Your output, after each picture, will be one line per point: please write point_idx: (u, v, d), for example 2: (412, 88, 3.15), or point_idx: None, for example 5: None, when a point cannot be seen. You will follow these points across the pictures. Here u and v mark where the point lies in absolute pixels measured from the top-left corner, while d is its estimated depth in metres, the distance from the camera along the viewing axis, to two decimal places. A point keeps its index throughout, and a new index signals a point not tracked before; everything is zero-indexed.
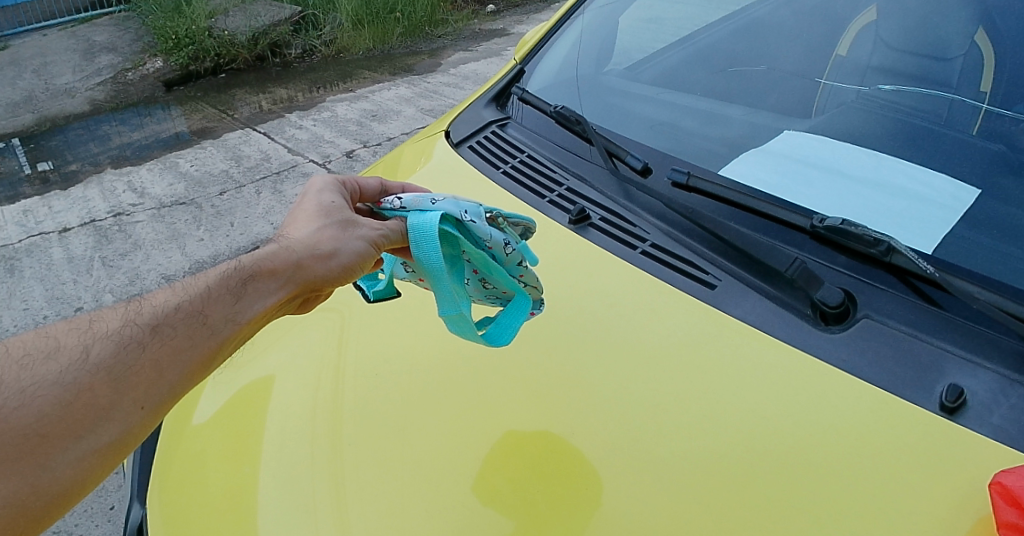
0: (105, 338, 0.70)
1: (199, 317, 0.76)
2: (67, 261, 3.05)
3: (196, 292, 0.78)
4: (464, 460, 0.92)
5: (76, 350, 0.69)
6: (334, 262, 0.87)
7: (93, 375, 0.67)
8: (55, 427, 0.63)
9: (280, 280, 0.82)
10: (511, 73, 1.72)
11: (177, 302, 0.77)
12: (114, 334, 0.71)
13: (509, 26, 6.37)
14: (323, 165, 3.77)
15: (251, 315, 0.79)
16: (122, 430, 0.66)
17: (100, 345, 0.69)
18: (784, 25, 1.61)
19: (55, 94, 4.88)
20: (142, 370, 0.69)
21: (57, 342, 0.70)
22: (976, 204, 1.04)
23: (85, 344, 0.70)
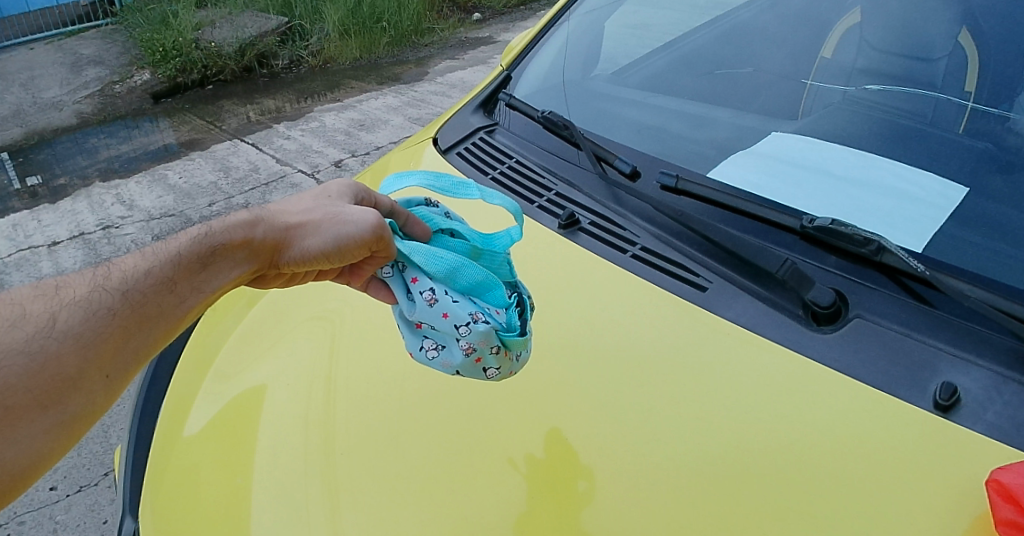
0: (73, 305, 0.69)
1: (168, 286, 0.75)
2: (56, 273, 3.01)
3: (167, 257, 0.77)
4: (457, 467, 0.91)
5: (44, 319, 0.67)
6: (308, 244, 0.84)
7: (60, 343, 0.66)
8: (22, 399, 0.63)
9: (246, 251, 0.81)
10: (497, 80, 1.72)
11: (147, 269, 0.75)
12: (83, 301, 0.70)
13: (494, 34, 6.40)
14: (312, 175, 3.76)
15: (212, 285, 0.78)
16: (90, 400, 0.67)
17: (68, 312, 0.68)
18: (769, 29, 1.63)
19: (42, 107, 4.84)
20: (111, 340, 0.68)
21: (24, 309, 0.68)
22: (964, 202, 1.05)
23: (53, 311, 0.69)
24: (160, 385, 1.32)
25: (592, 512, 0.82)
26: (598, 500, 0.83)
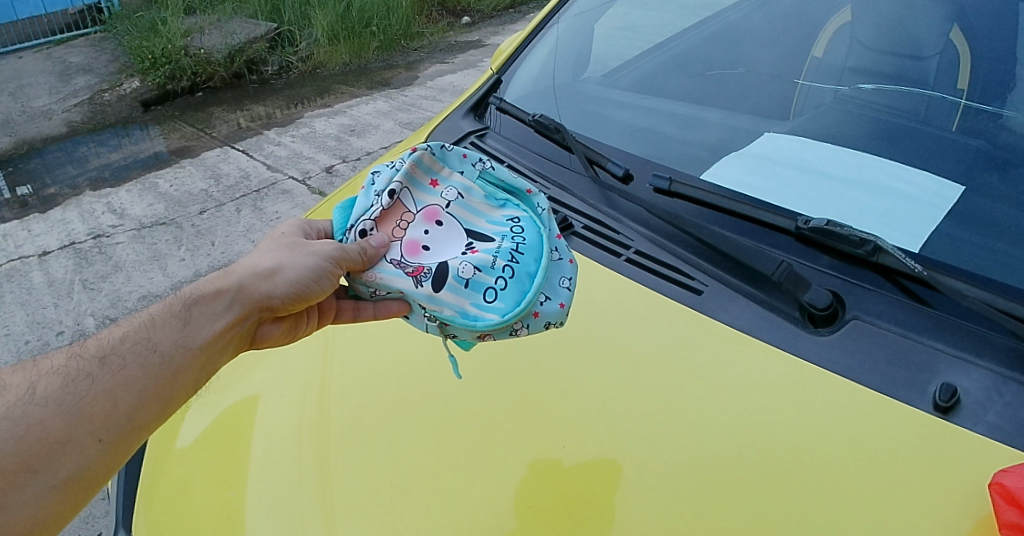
0: (52, 374, 0.74)
1: (148, 344, 0.79)
2: (48, 284, 2.97)
3: (145, 323, 0.81)
4: (454, 476, 0.89)
5: (24, 389, 0.72)
6: (280, 283, 0.88)
7: (43, 410, 0.71)
8: (8, 463, 0.66)
9: (225, 305, 0.85)
10: (488, 83, 1.71)
11: (124, 338, 0.79)
12: (62, 370, 0.75)
13: (485, 38, 6.40)
14: (303, 182, 3.73)
15: (198, 340, 0.81)
16: (80, 463, 0.70)
17: (46, 381, 0.73)
18: (759, 30, 1.62)
19: (32, 116, 4.80)
20: (93, 403, 0.72)
21: (4, 382, 0.74)
22: (960, 201, 1.04)
23: (34, 382, 0.74)
24: None
25: (592, 520, 0.80)
26: (599, 508, 0.82)
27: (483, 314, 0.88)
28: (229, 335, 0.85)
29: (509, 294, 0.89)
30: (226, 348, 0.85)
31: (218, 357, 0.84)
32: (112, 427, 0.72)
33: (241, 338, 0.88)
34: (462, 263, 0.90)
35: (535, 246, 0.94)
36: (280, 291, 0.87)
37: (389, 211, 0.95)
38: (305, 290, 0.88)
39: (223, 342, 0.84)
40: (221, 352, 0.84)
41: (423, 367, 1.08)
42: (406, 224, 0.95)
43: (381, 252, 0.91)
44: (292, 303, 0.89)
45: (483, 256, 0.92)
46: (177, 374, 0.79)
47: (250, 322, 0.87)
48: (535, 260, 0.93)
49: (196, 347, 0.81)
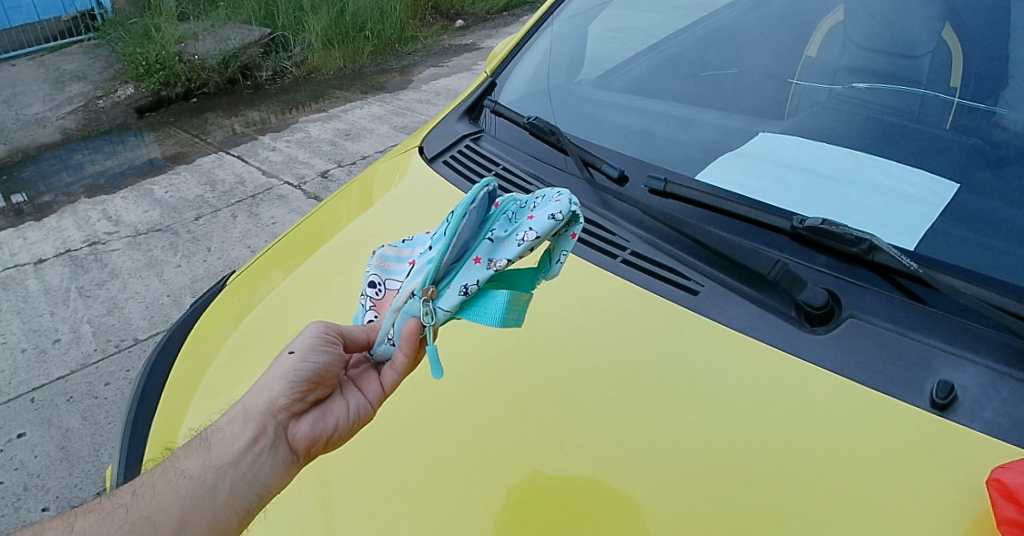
0: (90, 515, 0.77)
1: (180, 472, 0.81)
2: (44, 292, 2.96)
3: (170, 464, 0.83)
4: (451, 481, 0.89)
5: (62, 527, 0.75)
6: (275, 382, 0.87)
7: None
8: None
9: (241, 424, 0.84)
10: (482, 86, 1.71)
11: (162, 472, 0.81)
12: (99, 511, 0.77)
13: (479, 41, 6.41)
14: (299, 187, 3.73)
15: (228, 455, 0.81)
16: None
17: (85, 519, 0.76)
18: (752, 31, 1.63)
19: (26, 124, 4.78)
20: (131, 529, 0.74)
21: (44, 522, 0.76)
22: (954, 199, 1.05)
23: (74, 521, 0.77)
24: (150, 402, 1.29)
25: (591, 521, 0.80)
26: (598, 509, 0.81)
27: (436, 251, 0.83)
28: (261, 447, 0.82)
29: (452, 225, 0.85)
30: (268, 460, 0.82)
31: (259, 467, 0.81)
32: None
33: (280, 449, 0.84)
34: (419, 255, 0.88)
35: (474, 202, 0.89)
36: (279, 388, 0.86)
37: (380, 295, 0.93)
38: (309, 374, 0.87)
39: (258, 452, 0.82)
40: (257, 462, 0.82)
41: (421, 370, 1.07)
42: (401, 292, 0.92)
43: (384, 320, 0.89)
44: (299, 391, 0.87)
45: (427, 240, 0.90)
46: (214, 493, 0.79)
47: (275, 429, 0.85)
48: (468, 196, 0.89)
49: (228, 460, 0.80)
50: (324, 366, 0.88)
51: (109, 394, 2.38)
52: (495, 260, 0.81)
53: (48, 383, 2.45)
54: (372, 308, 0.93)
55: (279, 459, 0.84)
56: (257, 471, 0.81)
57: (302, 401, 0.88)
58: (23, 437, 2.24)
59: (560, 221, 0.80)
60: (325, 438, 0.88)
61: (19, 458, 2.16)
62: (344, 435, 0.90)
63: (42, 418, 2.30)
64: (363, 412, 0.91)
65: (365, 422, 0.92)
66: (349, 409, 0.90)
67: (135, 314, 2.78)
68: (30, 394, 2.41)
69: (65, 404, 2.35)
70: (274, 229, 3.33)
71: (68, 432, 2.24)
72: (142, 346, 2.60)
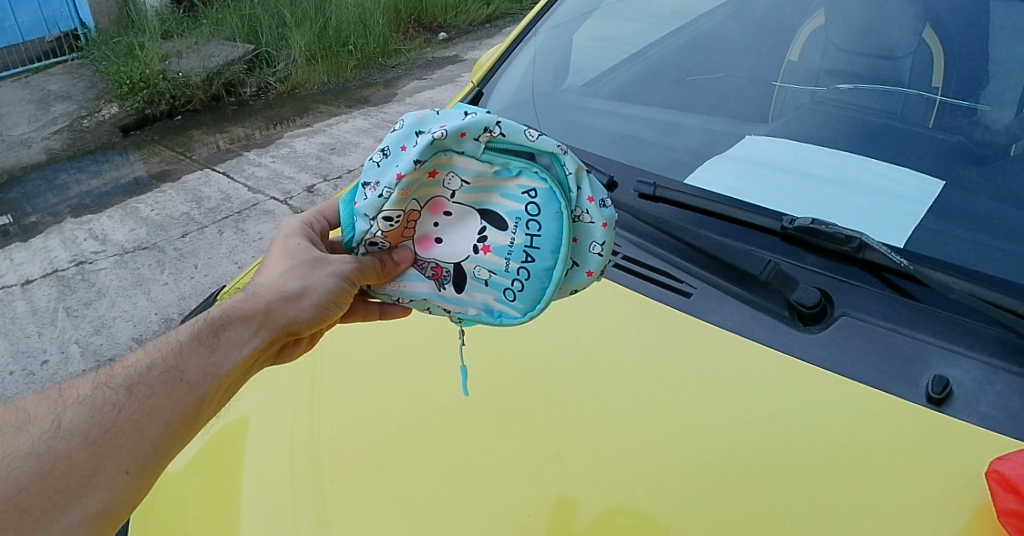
0: (78, 405, 0.70)
1: (168, 370, 0.75)
2: (31, 313, 2.92)
3: (167, 348, 0.77)
4: (451, 491, 0.88)
5: (49, 420, 0.68)
6: (307, 305, 0.86)
7: (69, 443, 0.67)
8: (38, 497, 0.62)
9: (252, 330, 0.81)
10: (468, 96, 1.71)
11: (148, 360, 0.75)
12: (87, 400, 0.71)
13: (461, 53, 6.44)
14: (285, 202, 3.71)
15: (229, 367, 0.78)
16: (109, 496, 0.66)
17: (73, 412, 0.69)
18: (734, 39, 1.66)
19: (10, 146, 4.74)
20: (121, 434, 0.68)
21: (28, 414, 0.69)
22: (941, 196, 1.06)
23: (57, 412, 0.70)
24: None
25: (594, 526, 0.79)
26: (601, 512, 0.81)
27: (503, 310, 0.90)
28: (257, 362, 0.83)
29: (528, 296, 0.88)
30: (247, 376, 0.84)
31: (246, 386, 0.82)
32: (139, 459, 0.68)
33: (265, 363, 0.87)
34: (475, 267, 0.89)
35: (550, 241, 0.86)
36: (307, 313, 0.85)
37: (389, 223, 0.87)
38: (329, 312, 0.88)
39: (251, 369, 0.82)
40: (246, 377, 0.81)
41: (414, 379, 1.07)
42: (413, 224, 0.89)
43: (404, 267, 0.91)
44: (317, 325, 0.88)
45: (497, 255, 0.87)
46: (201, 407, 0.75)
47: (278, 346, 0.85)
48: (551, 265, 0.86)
49: (224, 375, 0.77)
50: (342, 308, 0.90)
51: None
52: None
53: None
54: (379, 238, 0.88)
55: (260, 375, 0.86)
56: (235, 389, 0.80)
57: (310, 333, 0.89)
58: None
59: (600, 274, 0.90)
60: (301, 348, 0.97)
61: None
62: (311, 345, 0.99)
63: None
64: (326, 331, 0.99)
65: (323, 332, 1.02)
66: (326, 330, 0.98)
67: (123, 333, 2.75)
68: None
69: None
70: (261, 244, 3.31)
71: None
72: None
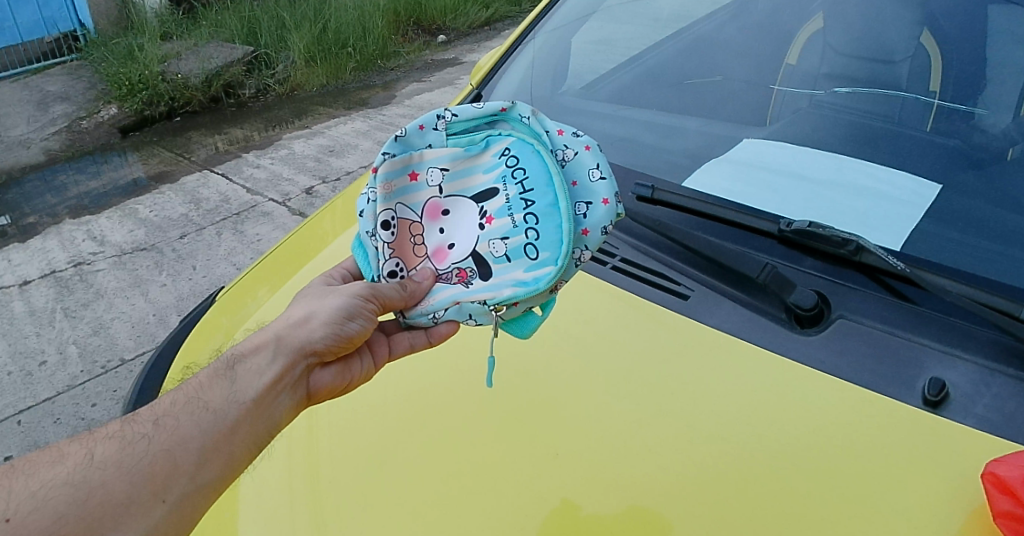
0: (108, 440, 0.72)
1: (196, 402, 0.76)
2: (29, 314, 2.91)
3: (188, 386, 0.78)
4: (448, 492, 0.88)
5: (81, 456, 0.70)
6: (317, 325, 0.85)
7: (103, 473, 0.68)
8: (74, 527, 0.63)
9: (270, 358, 0.82)
10: (468, 98, 1.71)
11: (172, 398, 0.77)
12: (117, 436, 0.72)
13: (460, 56, 6.45)
14: (283, 204, 3.71)
15: (253, 392, 0.78)
16: (146, 526, 0.66)
17: (103, 446, 0.71)
18: (732, 42, 1.67)
19: (9, 146, 4.73)
20: (154, 463, 0.69)
21: (61, 451, 0.70)
22: (938, 199, 1.07)
23: (89, 449, 0.71)
24: None
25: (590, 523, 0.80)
26: (597, 511, 0.81)
27: (536, 271, 0.86)
28: (282, 386, 0.81)
29: (547, 245, 0.87)
30: (285, 402, 0.81)
31: (276, 408, 0.80)
32: (173, 486, 0.69)
33: (299, 390, 0.84)
34: (490, 243, 0.90)
35: (539, 177, 0.89)
36: (320, 334, 0.85)
37: (394, 236, 0.91)
38: (347, 328, 0.86)
39: (278, 392, 0.81)
40: (275, 404, 0.80)
41: (413, 381, 1.07)
42: (421, 237, 0.92)
43: (426, 285, 0.90)
44: (336, 345, 0.86)
45: (501, 219, 0.91)
46: (235, 432, 0.75)
47: (301, 371, 0.84)
48: (551, 198, 0.88)
49: (250, 399, 0.77)
50: (362, 325, 0.87)
51: (96, 414, 2.34)
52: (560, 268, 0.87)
53: (34, 405, 2.41)
54: (391, 255, 0.90)
55: (295, 400, 0.83)
56: (272, 414, 0.79)
57: (334, 354, 0.87)
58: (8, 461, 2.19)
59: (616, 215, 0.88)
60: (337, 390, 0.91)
61: None
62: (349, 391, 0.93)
63: (29, 441, 2.26)
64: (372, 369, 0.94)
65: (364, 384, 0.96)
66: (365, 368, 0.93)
67: (121, 334, 2.74)
68: (15, 417, 2.36)
69: (52, 426, 2.31)
70: (260, 246, 3.31)
71: None
72: (129, 366, 2.55)
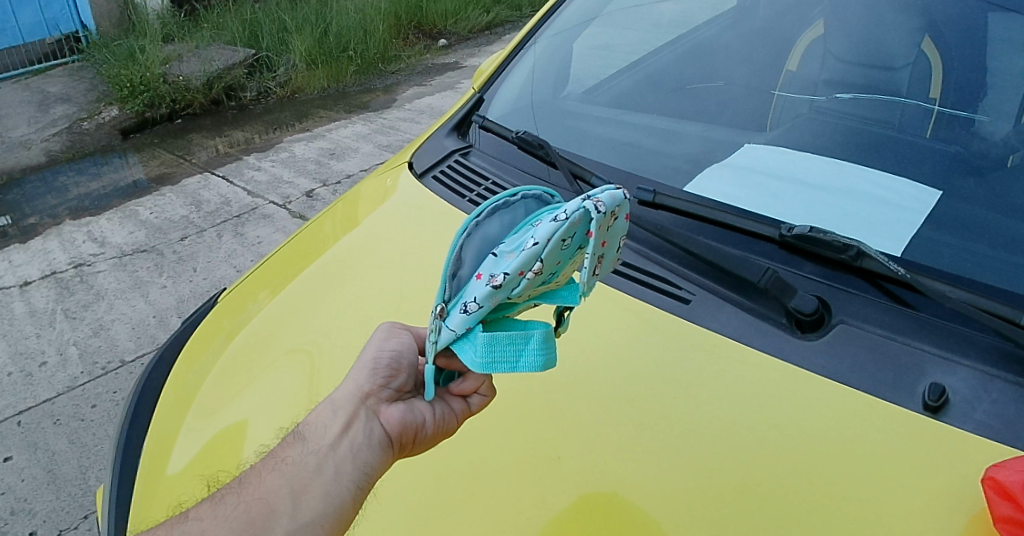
0: (208, 501, 0.80)
1: (282, 460, 0.78)
2: (29, 314, 2.91)
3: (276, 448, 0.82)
4: (449, 494, 0.88)
5: (184, 516, 0.78)
6: (360, 370, 0.83)
7: (201, 526, 0.75)
8: None
9: (330, 414, 0.80)
10: (470, 102, 1.72)
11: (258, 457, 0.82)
12: (218, 497, 0.80)
13: (459, 59, 6.47)
14: (283, 206, 3.72)
15: (325, 441, 0.77)
16: None
17: (201, 505, 0.79)
18: (733, 49, 1.68)
19: (10, 147, 4.74)
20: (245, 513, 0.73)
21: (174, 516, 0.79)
22: (938, 205, 1.07)
23: (194, 509, 0.79)
24: (140, 423, 1.27)
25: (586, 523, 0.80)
26: (594, 512, 0.82)
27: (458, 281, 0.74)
28: (352, 430, 0.77)
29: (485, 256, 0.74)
30: (364, 442, 0.77)
31: (355, 449, 0.76)
32: (271, 528, 0.71)
33: (374, 432, 0.78)
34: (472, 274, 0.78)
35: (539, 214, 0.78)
36: (363, 374, 0.82)
37: None
38: (385, 359, 0.83)
39: (351, 435, 0.77)
40: (352, 446, 0.76)
41: None
42: None
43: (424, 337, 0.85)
44: (384, 376, 0.82)
45: None
46: (321, 471, 0.74)
47: (365, 416, 0.79)
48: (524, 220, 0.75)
49: (326, 445, 0.76)
50: (399, 352, 0.85)
51: (95, 416, 2.33)
52: (494, 275, 0.69)
53: (34, 406, 2.41)
54: None
55: (373, 440, 0.77)
56: (355, 453, 0.76)
57: (390, 388, 0.82)
58: (8, 461, 2.19)
59: (564, 222, 0.66)
60: (409, 432, 0.80)
61: (5, 483, 2.11)
62: (424, 439, 0.81)
63: (29, 442, 2.26)
64: (448, 414, 0.83)
65: (442, 438, 0.84)
66: (436, 409, 0.82)
67: (121, 335, 2.74)
68: (15, 418, 2.36)
69: (52, 426, 2.31)
70: (260, 249, 3.31)
71: (55, 455, 2.20)
72: (130, 368, 2.55)
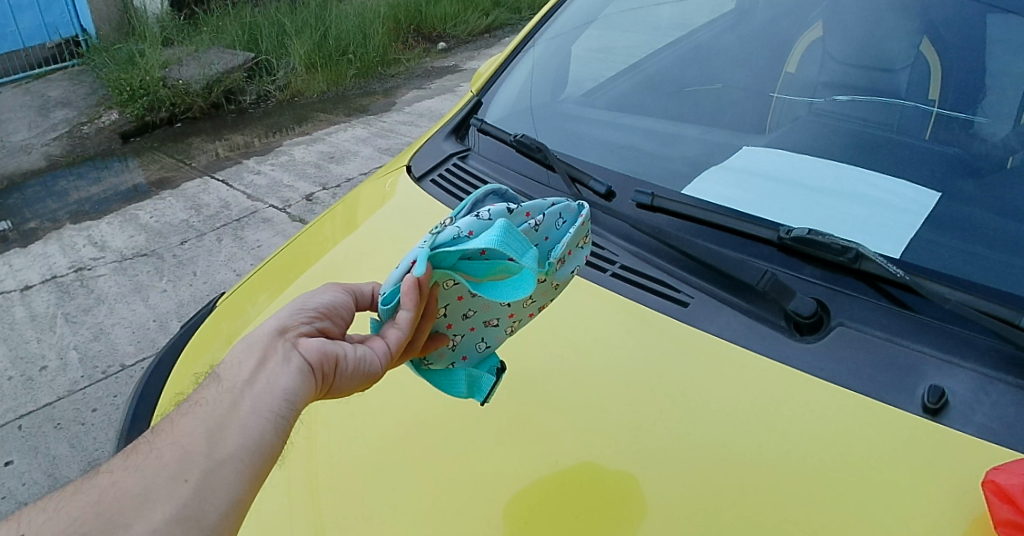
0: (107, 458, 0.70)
1: (195, 403, 0.71)
2: (29, 319, 2.91)
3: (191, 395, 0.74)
4: (445, 499, 0.88)
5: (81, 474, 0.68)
6: (284, 312, 0.82)
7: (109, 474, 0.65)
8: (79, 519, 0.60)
9: (248, 349, 0.75)
10: (468, 105, 1.72)
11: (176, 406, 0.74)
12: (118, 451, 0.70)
13: (459, 63, 6.46)
14: (283, 210, 3.72)
15: (241, 378, 0.71)
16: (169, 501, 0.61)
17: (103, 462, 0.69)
18: (731, 51, 1.68)
19: (11, 152, 4.75)
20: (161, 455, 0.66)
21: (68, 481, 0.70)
22: (937, 207, 1.07)
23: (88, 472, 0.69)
24: (138, 428, 1.26)
25: (570, 522, 0.81)
26: (580, 510, 0.82)
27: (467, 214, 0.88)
28: (269, 360, 0.73)
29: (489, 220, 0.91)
30: (283, 370, 0.72)
31: (274, 375, 0.71)
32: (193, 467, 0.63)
33: (291, 360, 0.73)
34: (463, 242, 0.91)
35: None
36: (286, 315, 0.81)
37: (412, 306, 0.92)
38: (312, 307, 0.84)
39: (269, 366, 0.72)
40: (268, 372, 0.71)
41: (412, 389, 1.07)
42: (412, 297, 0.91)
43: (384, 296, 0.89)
44: (305, 318, 0.81)
45: None
46: (237, 408, 0.68)
47: (283, 346, 0.75)
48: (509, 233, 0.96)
49: (242, 382, 0.71)
50: (327, 304, 0.86)
51: (96, 420, 2.33)
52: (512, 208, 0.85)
53: (34, 410, 2.40)
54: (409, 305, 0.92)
55: (293, 368, 0.72)
56: (274, 382, 0.70)
57: (312, 329, 0.80)
58: (9, 465, 2.19)
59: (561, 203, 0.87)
60: (330, 361, 0.75)
61: (6, 487, 2.11)
62: (348, 375, 0.76)
63: (29, 446, 2.26)
64: (372, 356, 0.78)
65: (366, 381, 0.78)
66: (359, 348, 0.78)
67: (121, 339, 2.74)
68: (16, 422, 2.36)
69: (53, 431, 2.30)
70: (259, 252, 3.31)
71: (55, 459, 2.19)
72: (130, 372, 2.55)
